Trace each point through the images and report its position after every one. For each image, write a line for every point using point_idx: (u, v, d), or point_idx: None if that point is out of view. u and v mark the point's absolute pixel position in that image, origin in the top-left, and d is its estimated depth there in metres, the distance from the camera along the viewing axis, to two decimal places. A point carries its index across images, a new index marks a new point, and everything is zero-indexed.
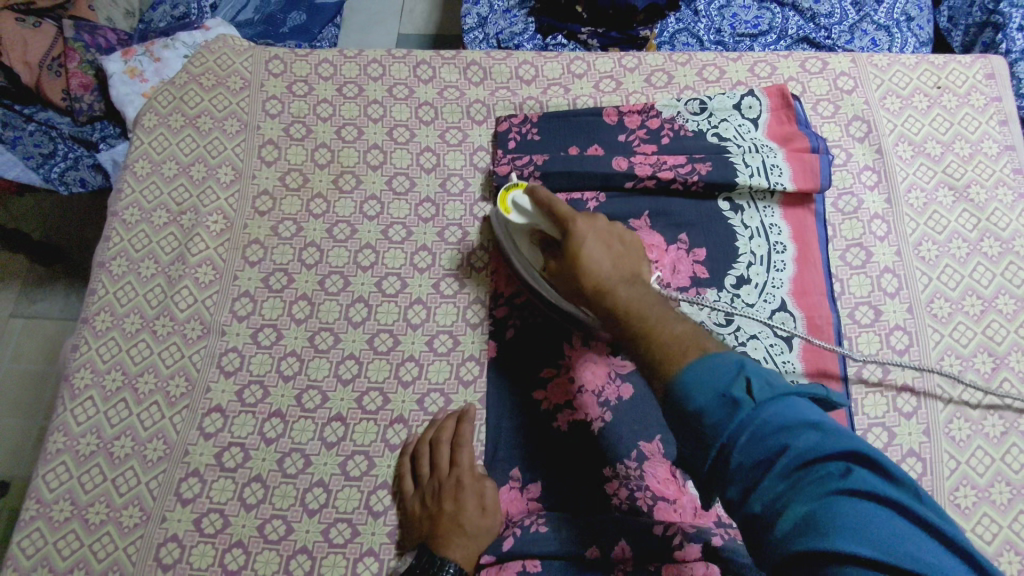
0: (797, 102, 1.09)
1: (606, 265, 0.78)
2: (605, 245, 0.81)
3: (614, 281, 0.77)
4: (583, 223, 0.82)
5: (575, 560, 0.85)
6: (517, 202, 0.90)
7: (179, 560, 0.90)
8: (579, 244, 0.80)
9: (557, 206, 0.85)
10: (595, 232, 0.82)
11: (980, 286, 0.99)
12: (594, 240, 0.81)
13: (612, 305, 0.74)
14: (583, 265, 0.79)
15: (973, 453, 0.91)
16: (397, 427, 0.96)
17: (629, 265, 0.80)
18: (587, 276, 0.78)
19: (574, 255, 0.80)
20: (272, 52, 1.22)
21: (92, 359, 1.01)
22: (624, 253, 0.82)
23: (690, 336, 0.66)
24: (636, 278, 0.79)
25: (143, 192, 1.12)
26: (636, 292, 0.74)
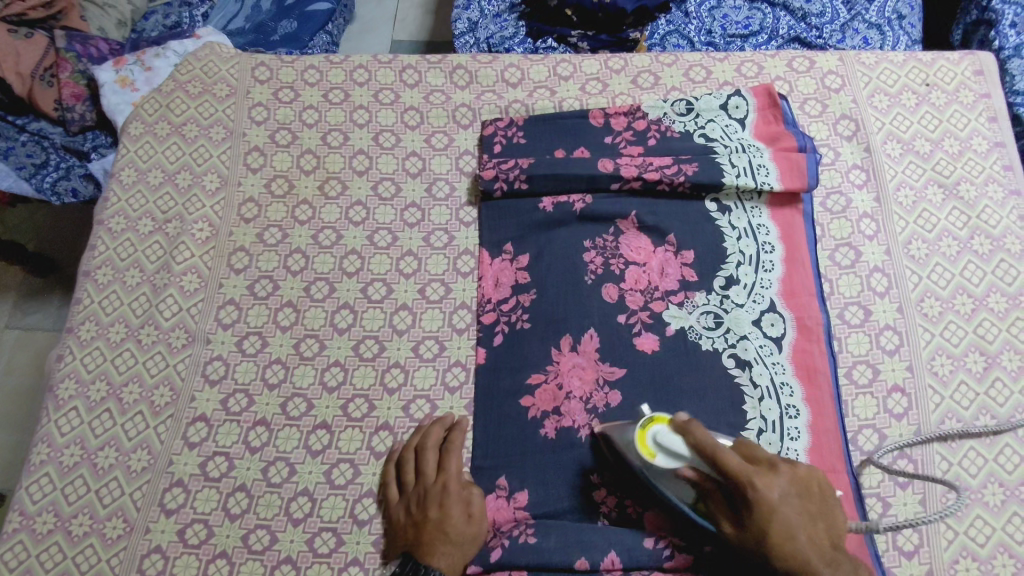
0: (784, 102, 1.08)
1: (802, 537, 0.74)
2: (800, 507, 0.76)
3: (817, 563, 0.74)
4: (768, 479, 0.76)
5: (564, 571, 0.84)
6: (666, 445, 0.82)
7: (163, 571, 0.89)
8: (771, 517, 0.75)
9: (729, 462, 0.76)
10: (785, 499, 0.76)
11: (970, 285, 0.98)
12: (785, 508, 0.75)
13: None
14: (777, 537, 0.74)
15: (965, 454, 0.89)
16: (383, 434, 0.95)
17: (824, 528, 0.76)
18: (790, 565, 0.74)
19: (762, 530, 0.75)
20: (258, 59, 1.22)
21: (77, 369, 1.01)
22: (815, 512, 0.77)
23: None
24: (833, 544, 0.75)
25: (129, 201, 1.11)
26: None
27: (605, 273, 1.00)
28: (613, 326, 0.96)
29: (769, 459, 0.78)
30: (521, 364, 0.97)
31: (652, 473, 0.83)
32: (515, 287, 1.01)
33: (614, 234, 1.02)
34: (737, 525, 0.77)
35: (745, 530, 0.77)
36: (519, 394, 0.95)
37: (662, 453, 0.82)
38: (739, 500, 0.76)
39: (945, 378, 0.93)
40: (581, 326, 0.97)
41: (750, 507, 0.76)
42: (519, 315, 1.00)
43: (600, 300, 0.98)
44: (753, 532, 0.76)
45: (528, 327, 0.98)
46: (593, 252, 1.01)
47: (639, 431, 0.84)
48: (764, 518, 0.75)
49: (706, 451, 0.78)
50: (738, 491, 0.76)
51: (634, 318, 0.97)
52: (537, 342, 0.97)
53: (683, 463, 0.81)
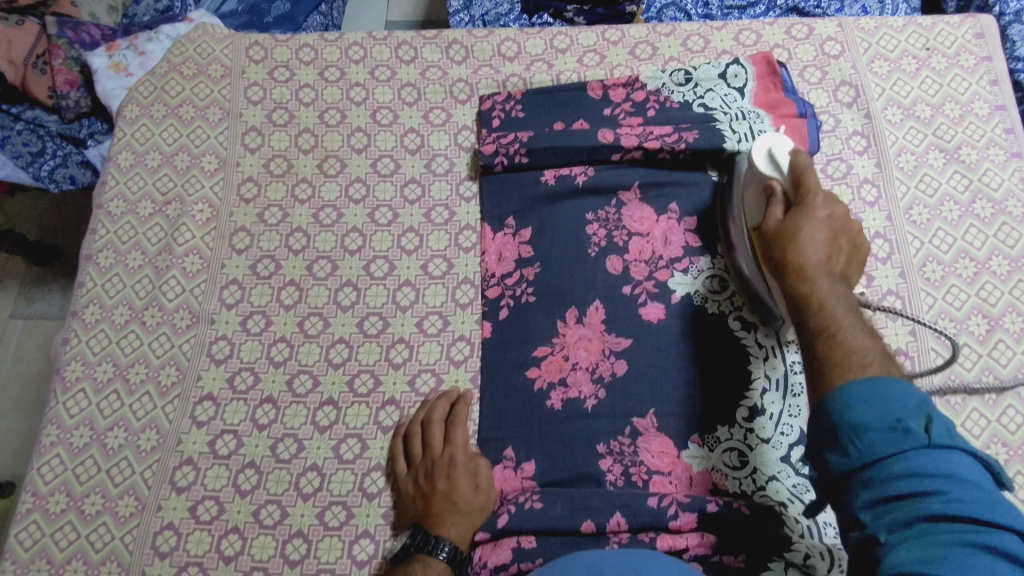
0: (783, 69, 1.07)
1: (818, 250, 0.72)
2: (831, 233, 0.73)
3: (818, 275, 0.70)
4: (821, 203, 0.76)
5: (570, 535, 0.85)
6: (775, 157, 0.85)
7: (176, 548, 0.90)
8: (803, 225, 0.74)
9: (808, 178, 0.79)
10: (828, 220, 0.74)
11: (972, 248, 0.98)
12: (821, 223, 0.74)
13: (803, 296, 0.70)
14: (789, 244, 0.73)
15: (968, 416, 0.90)
16: (390, 408, 0.96)
17: (842, 262, 0.72)
18: (799, 260, 0.72)
19: (789, 229, 0.75)
20: (252, 38, 1.21)
21: (83, 352, 1.01)
22: (844, 251, 0.73)
23: (873, 355, 0.62)
24: (843, 280, 0.71)
25: (128, 183, 1.11)
26: (838, 296, 0.68)
27: (609, 244, 1.00)
28: (617, 297, 0.97)
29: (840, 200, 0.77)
30: (526, 337, 0.97)
31: (752, 179, 0.89)
32: (519, 261, 1.02)
33: (617, 205, 1.02)
34: (776, 216, 0.78)
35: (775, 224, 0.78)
36: (525, 366, 0.96)
37: (764, 160, 0.86)
38: (792, 210, 0.78)
39: (948, 342, 0.94)
40: (585, 298, 0.97)
41: (794, 215, 0.77)
42: (523, 288, 1.00)
43: (604, 272, 0.98)
44: (785, 227, 0.76)
45: (532, 300, 0.99)
46: (595, 224, 1.01)
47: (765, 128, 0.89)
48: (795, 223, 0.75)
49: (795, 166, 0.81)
50: (794, 204, 0.78)
51: (639, 288, 0.97)
52: (541, 315, 0.98)
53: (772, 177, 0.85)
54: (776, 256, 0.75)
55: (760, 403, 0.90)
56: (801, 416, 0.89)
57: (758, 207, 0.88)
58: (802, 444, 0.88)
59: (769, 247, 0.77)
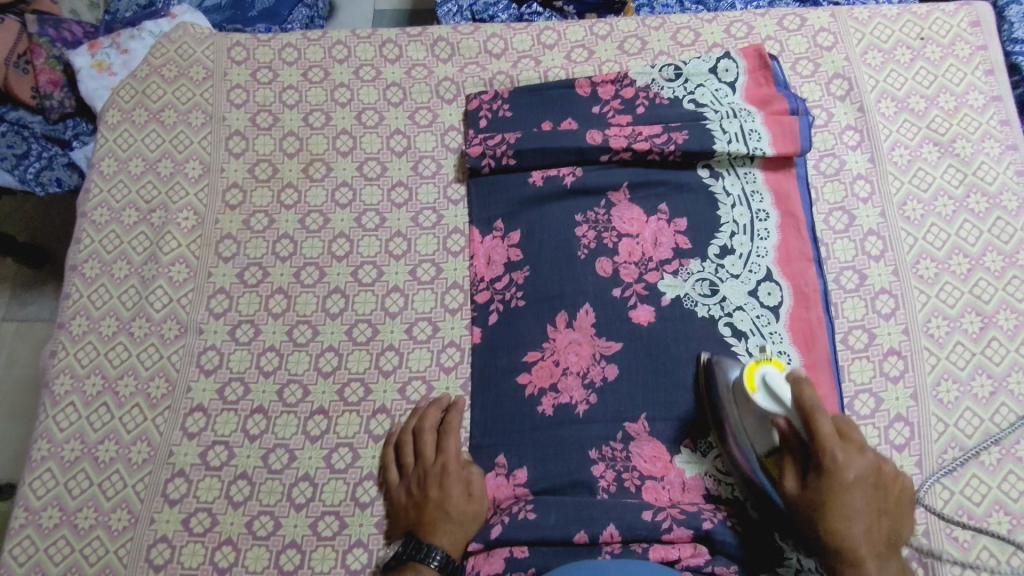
0: (775, 63, 1.05)
1: (858, 516, 0.73)
2: (867, 492, 0.74)
3: (868, 557, 0.72)
4: (851, 491, 0.73)
5: (563, 544, 0.85)
6: (774, 389, 0.80)
7: (170, 560, 0.90)
8: (845, 505, 0.73)
9: (820, 421, 0.74)
10: (860, 482, 0.74)
11: (967, 244, 0.97)
12: (853, 489, 0.73)
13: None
14: (843, 555, 0.72)
15: (961, 415, 0.89)
16: (380, 417, 0.95)
17: (881, 519, 0.74)
18: (850, 558, 0.72)
19: (821, 520, 0.73)
20: (233, 39, 1.18)
21: (71, 365, 1.00)
22: (884, 508, 0.75)
23: None
24: (887, 540, 0.74)
25: (111, 191, 1.09)
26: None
27: (599, 247, 0.99)
28: (608, 301, 0.96)
29: (858, 440, 0.76)
30: (517, 342, 0.96)
31: (749, 408, 0.82)
32: (508, 264, 1.00)
33: (606, 207, 1.01)
34: (799, 485, 0.76)
35: (808, 496, 0.75)
36: (516, 372, 0.95)
37: (762, 392, 0.81)
38: (813, 472, 0.76)
39: (941, 340, 0.93)
40: (575, 302, 0.96)
41: (820, 478, 0.74)
42: (513, 293, 0.99)
43: (594, 275, 0.97)
44: (825, 512, 0.73)
45: (522, 305, 0.98)
46: (585, 226, 1.00)
47: (750, 364, 0.83)
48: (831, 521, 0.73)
49: (808, 409, 0.76)
50: (815, 459, 0.75)
51: (629, 291, 0.96)
52: (532, 320, 0.97)
53: (778, 415, 0.79)
54: (812, 538, 0.74)
55: None
56: None
57: (762, 436, 0.81)
58: None
59: (799, 523, 0.76)
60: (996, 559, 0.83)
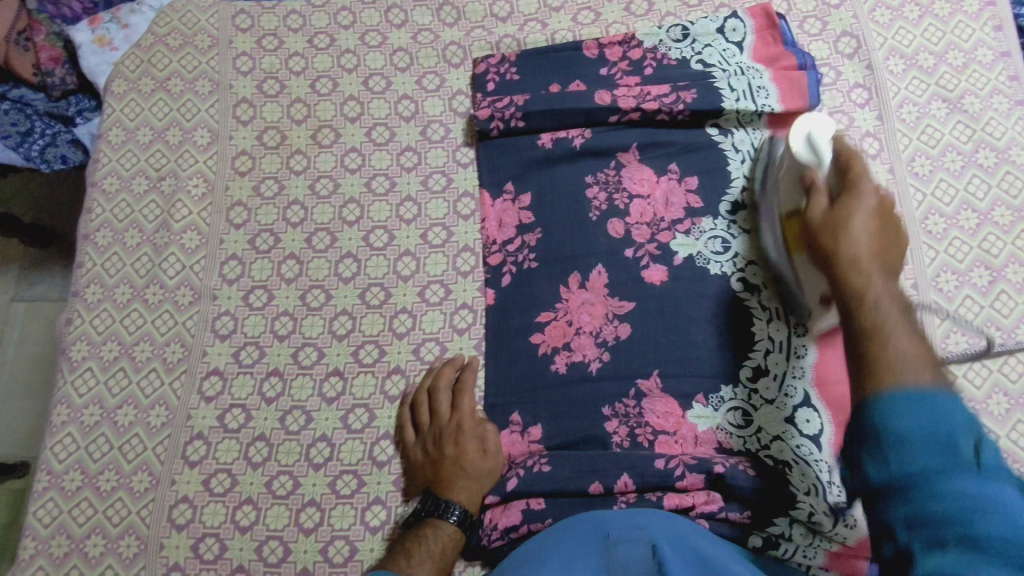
0: (783, 21, 1.05)
1: (864, 238, 0.64)
2: (878, 224, 0.66)
3: (866, 267, 0.62)
4: (871, 212, 0.67)
5: (579, 496, 0.86)
6: (815, 142, 0.78)
7: (192, 520, 0.92)
8: (857, 225, 0.65)
9: (857, 164, 0.73)
10: (875, 212, 0.67)
11: (975, 200, 0.97)
12: (869, 216, 0.67)
13: (856, 289, 0.61)
14: (840, 253, 0.64)
15: (970, 367, 0.91)
16: (395, 378, 0.97)
17: (892, 256, 0.64)
18: (851, 260, 0.63)
19: (832, 227, 0.66)
20: (237, 6, 1.18)
21: (87, 331, 1.01)
22: (899, 254, 0.65)
23: (922, 359, 0.54)
24: (896, 280, 0.63)
25: (121, 160, 1.10)
26: (889, 299, 0.60)
27: (610, 208, 0.99)
28: (620, 261, 0.97)
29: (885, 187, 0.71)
30: (530, 303, 0.97)
31: (790, 177, 0.84)
32: (519, 227, 1.01)
33: (616, 167, 1.01)
34: (821, 205, 0.70)
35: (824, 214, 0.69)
36: (529, 332, 0.96)
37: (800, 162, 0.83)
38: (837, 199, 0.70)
39: (950, 294, 0.94)
40: (588, 262, 0.97)
41: (843, 201, 0.69)
42: (525, 254, 0.99)
43: (606, 235, 0.98)
44: (833, 229, 0.66)
45: (535, 266, 0.99)
46: (596, 187, 1.00)
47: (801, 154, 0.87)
48: (837, 226, 0.66)
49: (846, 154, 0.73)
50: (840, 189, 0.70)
51: (642, 251, 0.97)
52: (545, 280, 0.98)
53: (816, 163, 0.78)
54: (821, 247, 0.66)
55: (764, 363, 0.91)
56: (804, 377, 0.89)
57: (796, 196, 0.83)
58: (806, 407, 0.88)
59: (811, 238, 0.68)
60: None
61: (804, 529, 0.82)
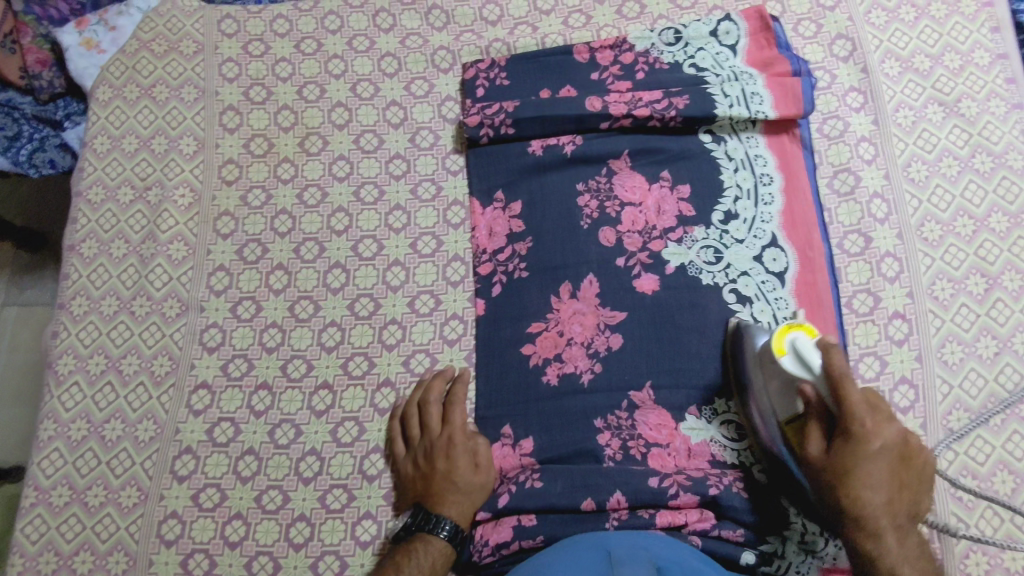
0: (777, 24, 1.03)
1: (875, 501, 0.72)
2: (887, 462, 0.73)
3: (885, 531, 0.72)
4: (875, 458, 0.73)
5: (571, 512, 0.85)
6: (803, 354, 0.78)
7: (181, 535, 0.91)
8: (867, 475, 0.72)
9: (848, 392, 0.73)
10: (883, 453, 0.73)
11: (971, 206, 0.96)
12: (879, 465, 0.73)
13: (873, 556, 0.72)
14: (861, 532, 0.72)
15: (965, 375, 0.89)
16: (385, 390, 0.96)
17: (902, 494, 0.73)
18: (868, 529, 0.72)
19: (842, 492, 0.73)
20: (223, 11, 1.16)
21: (73, 345, 1.00)
22: (906, 480, 0.74)
23: None
24: (907, 516, 0.73)
25: (106, 169, 1.08)
26: (905, 556, 0.72)
27: (602, 216, 0.98)
28: (612, 270, 0.95)
29: (887, 409, 0.75)
30: (521, 313, 0.96)
31: (776, 371, 0.81)
32: (510, 236, 1.00)
33: (608, 175, 0.99)
34: (818, 445, 0.75)
35: (833, 465, 0.74)
36: (520, 343, 0.95)
37: (790, 353, 0.79)
38: (839, 436, 0.74)
39: (945, 302, 0.92)
40: (579, 272, 0.96)
41: (847, 444, 0.73)
42: (516, 264, 0.98)
43: (598, 244, 0.97)
44: (845, 494, 0.73)
45: (526, 276, 0.97)
46: (587, 195, 0.99)
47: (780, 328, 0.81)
48: (849, 489, 0.72)
49: (835, 375, 0.74)
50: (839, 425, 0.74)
51: (633, 260, 0.95)
52: (536, 290, 0.96)
53: (807, 380, 0.78)
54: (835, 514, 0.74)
55: None
56: None
57: (782, 396, 0.81)
58: None
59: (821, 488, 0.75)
60: (1000, 517, 0.84)
61: (797, 547, 0.82)
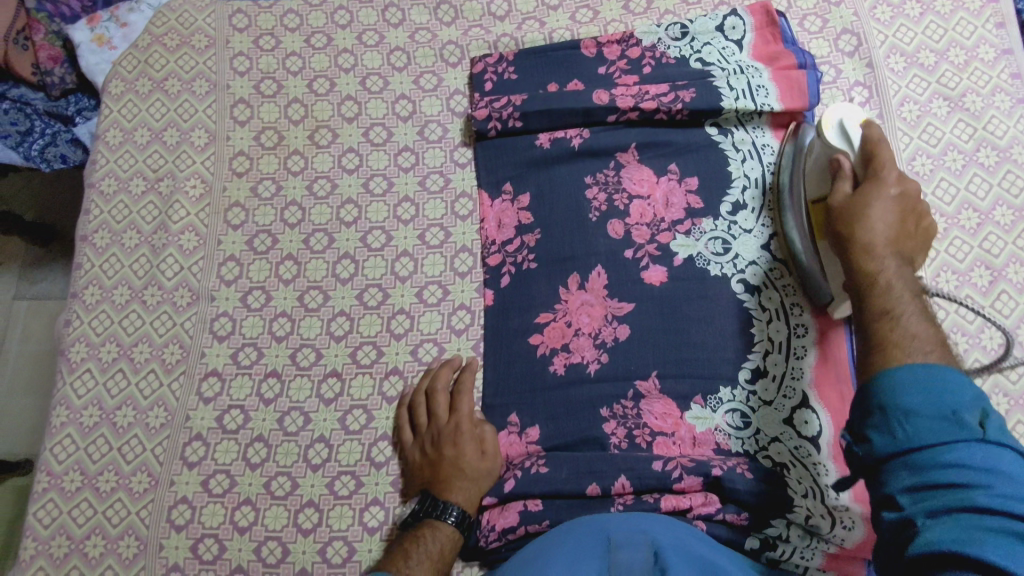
0: (783, 18, 1.04)
1: (881, 229, 0.69)
2: (901, 213, 0.71)
3: (883, 256, 0.68)
4: (890, 203, 0.72)
5: (576, 497, 0.86)
6: (846, 130, 0.81)
7: (191, 520, 0.92)
8: (878, 212, 0.71)
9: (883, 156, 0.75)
10: (898, 203, 0.72)
11: (976, 199, 0.97)
12: (891, 208, 0.71)
13: (868, 271, 0.67)
14: (859, 249, 0.69)
15: (969, 367, 0.90)
16: (393, 379, 0.97)
17: (908, 244, 0.70)
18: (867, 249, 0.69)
19: (854, 219, 0.71)
20: (234, 6, 1.17)
21: (85, 333, 1.01)
22: (913, 239, 0.71)
23: (927, 341, 0.60)
24: (908, 263, 0.69)
25: (118, 161, 1.09)
26: (901, 282, 0.66)
27: (610, 208, 0.99)
28: (619, 261, 0.96)
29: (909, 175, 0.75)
30: (528, 303, 0.97)
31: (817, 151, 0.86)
32: (518, 227, 1.01)
33: (616, 168, 1.00)
34: (843, 192, 0.76)
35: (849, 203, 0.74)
36: (527, 332, 0.96)
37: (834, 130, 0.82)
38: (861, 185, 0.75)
39: (950, 294, 0.93)
40: (587, 263, 0.97)
41: (866, 189, 0.74)
42: (524, 255, 0.99)
43: (605, 236, 0.98)
44: (852, 223, 0.71)
45: (534, 267, 0.98)
46: (595, 188, 1.00)
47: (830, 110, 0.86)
48: (857, 216, 0.71)
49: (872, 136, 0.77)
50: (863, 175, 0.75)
51: (641, 252, 0.96)
52: (544, 281, 0.97)
53: (841, 151, 0.81)
54: (842, 230, 0.72)
55: (763, 365, 0.90)
56: (803, 378, 0.89)
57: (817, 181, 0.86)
58: (805, 408, 0.88)
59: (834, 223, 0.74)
60: None
61: (802, 531, 0.83)
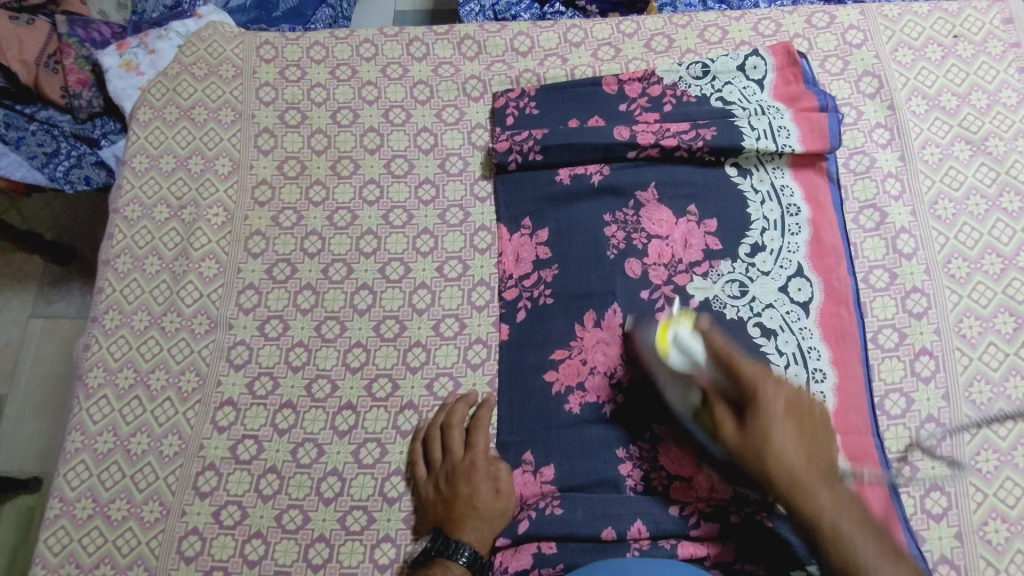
0: (804, 60, 1.05)
1: (794, 454, 0.70)
2: (795, 422, 0.72)
3: (804, 474, 0.69)
4: (772, 424, 0.71)
5: (590, 541, 0.85)
6: (687, 347, 0.81)
7: (201, 552, 0.91)
8: (768, 430, 0.71)
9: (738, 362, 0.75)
10: (783, 412, 0.72)
11: (999, 244, 0.96)
12: (783, 424, 0.71)
13: (808, 512, 0.67)
14: (788, 492, 0.69)
15: (994, 416, 0.88)
16: (408, 413, 0.96)
17: (820, 457, 0.71)
18: (778, 481, 0.69)
19: (758, 449, 0.71)
20: (262, 38, 1.20)
21: (103, 358, 1.02)
22: (810, 428, 0.72)
23: (879, 552, 0.63)
24: (827, 463, 0.71)
25: (143, 187, 1.11)
26: (829, 492, 0.68)
27: (628, 247, 0.98)
28: (637, 300, 0.96)
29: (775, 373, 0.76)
30: (545, 340, 0.97)
31: (671, 369, 0.85)
32: (536, 262, 1.01)
33: (635, 207, 1.00)
34: (731, 433, 0.73)
35: (740, 449, 0.72)
36: (543, 369, 0.95)
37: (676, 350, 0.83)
38: (742, 410, 0.74)
39: (974, 340, 0.92)
40: (604, 301, 0.96)
41: (750, 421, 0.72)
42: (542, 290, 0.99)
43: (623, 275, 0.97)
44: (749, 447, 0.72)
45: (551, 302, 0.98)
46: (614, 226, 1.00)
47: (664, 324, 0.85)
48: (758, 455, 0.71)
49: (721, 355, 0.77)
50: (737, 402, 0.74)
51: (657, 293, 0.95)
52: (561, 317, 0.97)
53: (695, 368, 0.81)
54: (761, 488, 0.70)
55: None
56: None
57: (683, 397, 0.84)
58: None
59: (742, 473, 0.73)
60: None
61: None
